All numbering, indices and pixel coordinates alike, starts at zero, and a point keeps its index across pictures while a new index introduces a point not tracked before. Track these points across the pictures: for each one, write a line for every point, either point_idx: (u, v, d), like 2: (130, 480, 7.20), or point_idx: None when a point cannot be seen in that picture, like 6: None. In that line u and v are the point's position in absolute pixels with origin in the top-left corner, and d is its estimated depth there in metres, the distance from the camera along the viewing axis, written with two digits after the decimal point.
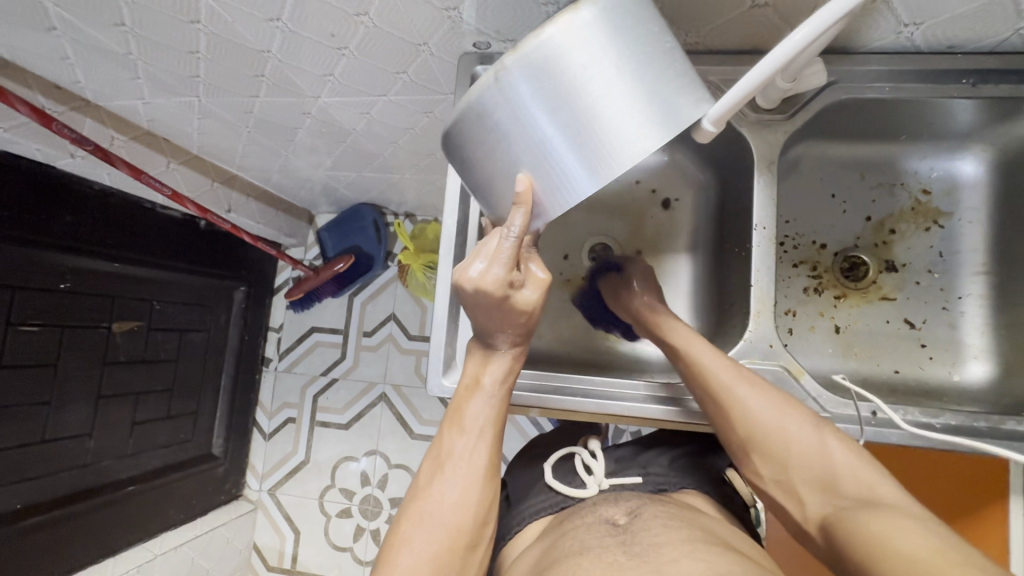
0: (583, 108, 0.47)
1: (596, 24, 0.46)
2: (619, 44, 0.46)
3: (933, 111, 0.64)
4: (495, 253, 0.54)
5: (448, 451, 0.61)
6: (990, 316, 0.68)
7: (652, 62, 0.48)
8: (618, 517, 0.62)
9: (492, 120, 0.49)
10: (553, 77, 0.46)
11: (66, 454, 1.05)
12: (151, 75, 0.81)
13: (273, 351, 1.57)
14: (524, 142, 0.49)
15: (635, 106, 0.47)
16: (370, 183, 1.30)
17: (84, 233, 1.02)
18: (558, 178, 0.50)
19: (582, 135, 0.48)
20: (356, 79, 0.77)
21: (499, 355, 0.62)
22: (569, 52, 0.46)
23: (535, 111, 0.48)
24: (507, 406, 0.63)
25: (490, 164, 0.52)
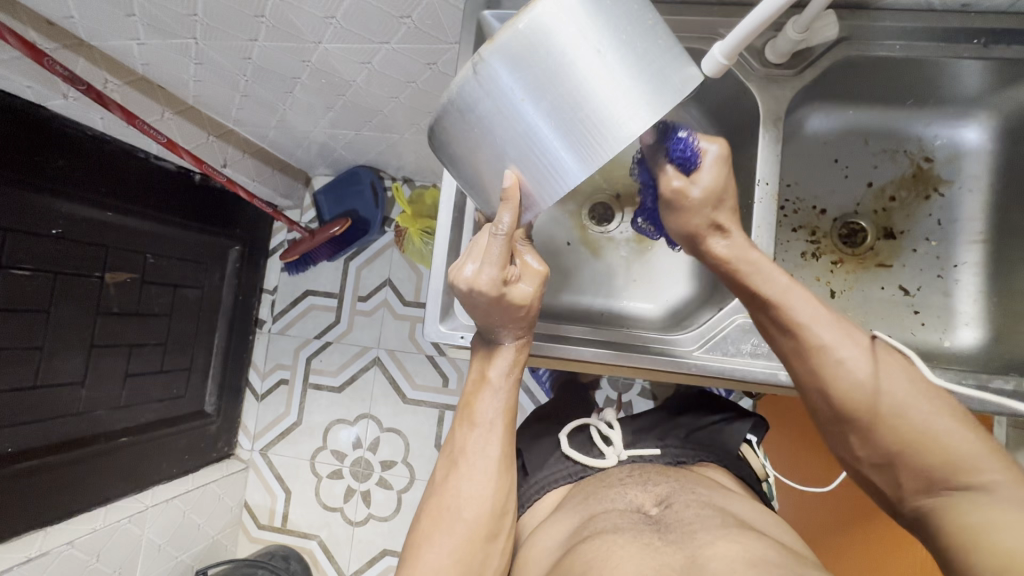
0: (563, 96, 0.48)
1: (572, 13, 0.46)
2: (596, 28, 0.47)
3: (941, 74, 0.64)
4: (490, 252, 0.56)
5: (462, 446, 0.63)
6: (984, 283, 0.69)
7: (632, 43, 0.48)
8: (650, 507, 0.62)
9: (476, 114, 0.50)
10: (531, 67, 0.47)
11: (59, 401, 1.05)
12: (148, 12, 0.79)
13: (267, 313, 1.57)
14: (508, 133, 0.50)
15: (617, 89, 0.48)
16: (369, 143, 1.28)
17: (77, 179, 1.00)
18: (545, 168, 0.51)
19: (565, 121, 0.49)
20: (358, 24, 0.75)
21: (504, 347, 0.63)
22: (546, 42, 0.47)
23: (516, 103, 0.49)
24: (517, 398, 0.64)
25: (477, 160, 0.53)
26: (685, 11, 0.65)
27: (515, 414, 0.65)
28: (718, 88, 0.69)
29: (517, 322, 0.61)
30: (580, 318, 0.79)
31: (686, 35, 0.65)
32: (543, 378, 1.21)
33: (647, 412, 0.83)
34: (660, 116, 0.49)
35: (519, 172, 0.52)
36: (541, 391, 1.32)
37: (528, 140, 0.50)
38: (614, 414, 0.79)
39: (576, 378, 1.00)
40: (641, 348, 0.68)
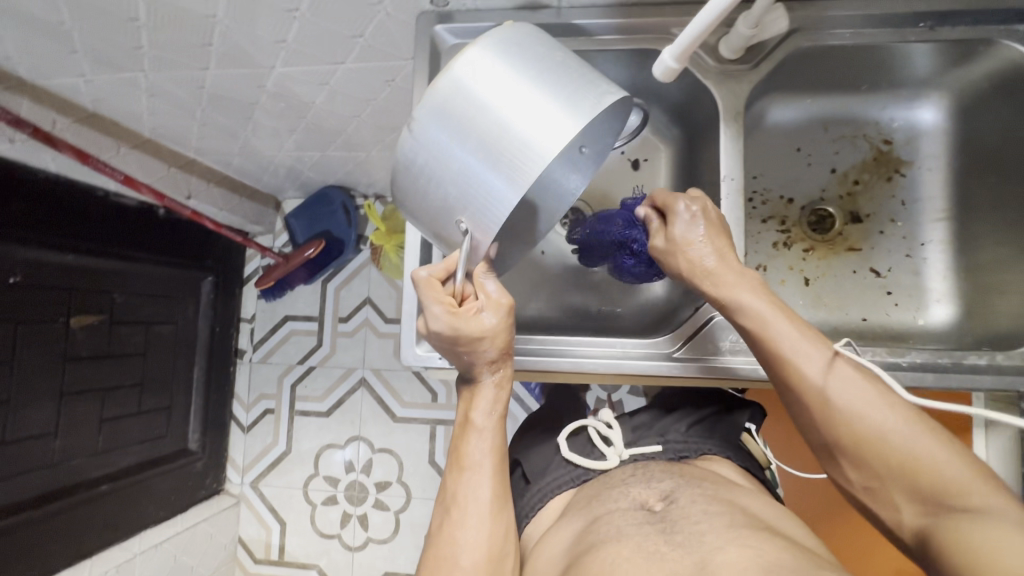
0: (491, 130, 0.50)
1: (483, 62, 0.50)
2: (511, 67, 0.50)
3: (891, 54, 0.65)
4: (438, 289, 0.58)
5: (454, 494, 0.62)
6: (951, 260, 0.70)
7: (547, 75, 0.50)
8: (654, 502, 0.61)
9: (417, 165, 0.53)
10: (457, 114, 0.50)
11: (32, 454, 1.01)
12: (89, 47, 0.76)
13: (247, 343, 1.53)
14: (446, 175, 0.52)
15: (537, 116, 0.49)
16: (336, 162, 1.25)
17: (33, 221, 0.96)
18: (485, 200, 0.51)
19: (494, 153, 0.50)
20: (311, 45, 0.73)
21: (484, 387, 0.63)
22: (463, 89, 0.50)
23: (448, 146, 0.51)
24: (504, 437, 0.64)
25: (430, 211, 0.55)
26: (639, 12, 0.65)
27: (506, 451, 0.64)
28: (679, 84, 0.69)
29: (484, 357, 0.60)
30: (561, 328, 0.79)
31: (641, 37, 0.65)
32: (533, 385, 1.20)
33: (641, 410, 0.81)
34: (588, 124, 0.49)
35: (467, 211, 0.53)
36: (530, 397, 1.32)
37: (468, 178, 0.51)
38: (612, 412, 0.76)
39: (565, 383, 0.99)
40: (621, 354, 0.67)
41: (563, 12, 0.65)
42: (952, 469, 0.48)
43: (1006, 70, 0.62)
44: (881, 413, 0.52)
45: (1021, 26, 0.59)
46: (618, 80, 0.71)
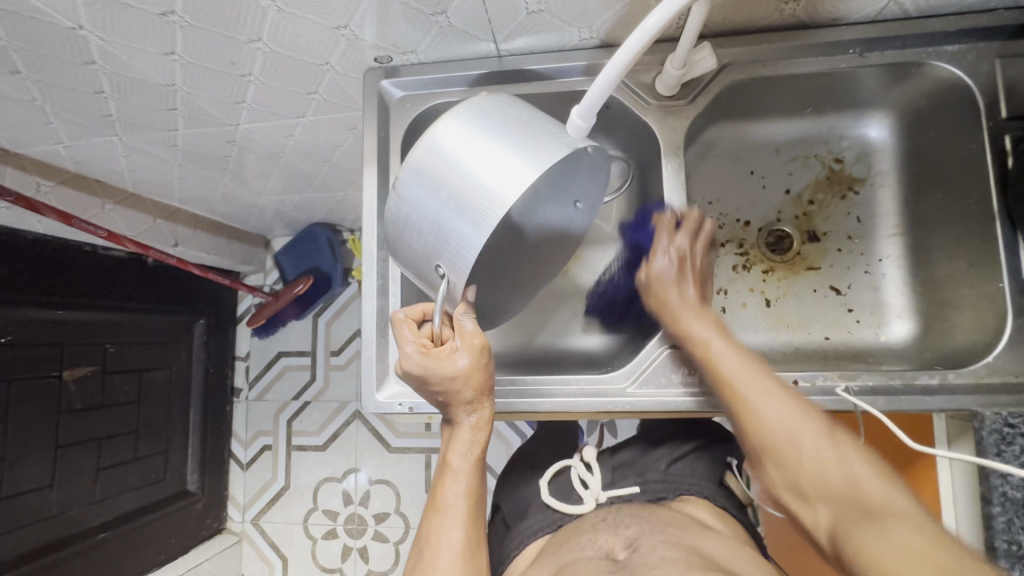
0: (458, 181, 0.51)
1: (461, 125, 0.52)
2: (479, 123, 0.51)
3: (831, 80, 0.66)
4: (413, 330, 0.60)
5: (428, 537, 0.60)
6: (908, 275, 0.70)
7: (518, 132, 0.51)
8: (619, 550, 0.58)
9: (401, 220, 0.55)
10: (431, 169, 0.52)
11: (28, 508, 1.03)
12: (63, 117, 0.79)
13: (243, 381, 1.56)
14: (424, 227, 0.53)
15: (505, 169, 0.50)
16: (317, 202, 1.28)
17: (21, 282, 0.99)
18: (458, 250, 0.52)
19: (465, 205, 0.51)
20: (270, 103, 0.76)
21: (462, 428, 0.61)
22: (439, 149, 0.52)
23: (427, 201, 0.52)
24: (481, 479, 0.62)
25: (413, 259, 0.57)
26: (578, 56, 0.66)
27: (483, 496, 0.63)
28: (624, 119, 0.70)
29: (458, 399, 0.59)
30: (525, 368, 0.76)
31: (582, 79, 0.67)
32: None
33: (627, 445, 0.80)
34: (548, 168, 0.49)
35: (443, 257, 0.53)
36: (524, 423, 1.33)
37: (443, 226, 0.52)
38: (594, 452, 0.76)
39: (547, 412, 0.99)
40: (576, 391, 0.64)
41: (505, 59, 0.67)
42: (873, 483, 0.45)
43: (941, 87, 0.62)
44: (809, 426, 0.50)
45: (950, 47, 0.60)
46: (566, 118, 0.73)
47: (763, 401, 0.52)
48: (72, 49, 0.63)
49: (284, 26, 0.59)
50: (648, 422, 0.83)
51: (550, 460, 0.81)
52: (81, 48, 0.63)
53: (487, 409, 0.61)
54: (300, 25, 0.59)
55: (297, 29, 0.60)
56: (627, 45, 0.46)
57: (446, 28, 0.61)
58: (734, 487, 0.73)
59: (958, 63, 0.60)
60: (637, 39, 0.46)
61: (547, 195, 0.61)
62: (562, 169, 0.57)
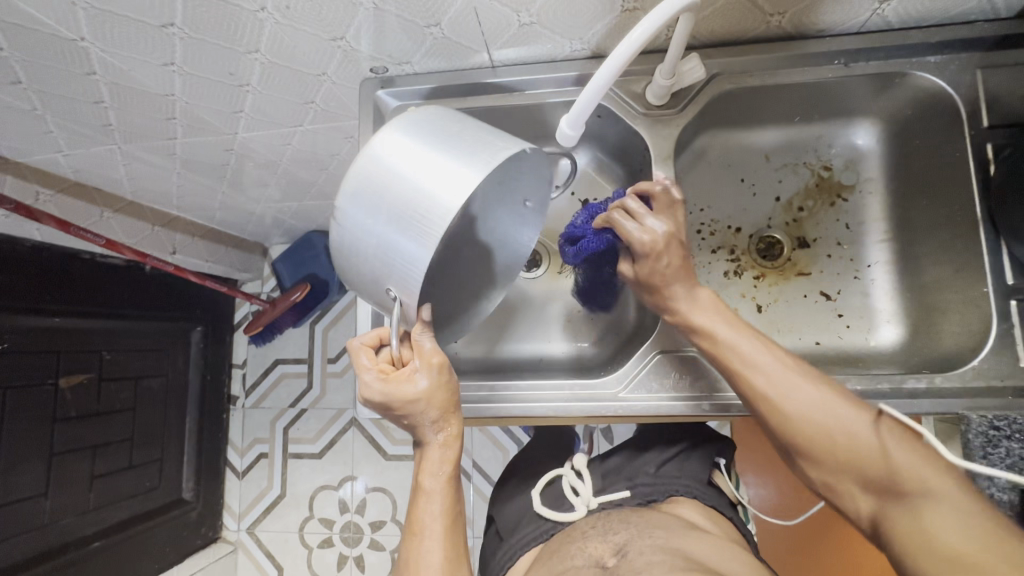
0: (396, 200, 0.51)
1: (387, 143, 0.52)
2: (410, 141, 0.52)
3: (817, 89, 0.67)
4: (371, 356, 0.59)
5: (407, 563, 0.59)
6: (896, 280, 0.71)
7: (448, 143, 0.52)
8: (608, 558, 0.59)
9: (348, 248, 0.56)
10: (366, 193, 0.52)
11: (20, 517, 1.03)
12: (63, 126, 0.81)
13: (240, 388, 1.56)
14: (371, 252, 0.54)
15: (439, 181, 0.50)
16: (314, 210, 1.29)
17: (18, 289, 1.00)
18: (405, 267, 0.53)
19: (404, 223, 0.51)
20: (268, 113, 0.77)
21: (431, 446, 0.60)
22: (370, 174, 0.52)
23: (367, 227, 0.53)
24: (457, 496, 0.61)
25: (365, 282, 0.58)
26: (570, 67, 0.68)
27: (460, 512, 0.61)
28: (615, 129, 0.71)
29: (422, 420, 0.58)
30: (519, 370, 0.76)
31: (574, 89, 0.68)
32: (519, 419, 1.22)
33: (615, 451, 0.80)
34: (485, 176, 0.50)
35: (391, 279, 0.54)
36: (520, 430, 1.34)
37: (386, 248, 0.53)
38: (585, 459, 0.76)
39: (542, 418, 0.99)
40: (569, 396, 0.64)
41: (499, 70, 0.69)
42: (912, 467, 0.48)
43: (924, 96, 0.64)
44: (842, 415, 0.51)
45: (932, 58, 0.62)
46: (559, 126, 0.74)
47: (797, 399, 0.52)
48: (74, 60, 0.64)
49: (282, 38, 0.60)
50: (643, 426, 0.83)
51: (545, 465, 0.81)
52: (82, 59, 0.64)
53: (455, 421, 0.60)
54: (297, 36, 0.60)
55: (295, 40, 0.61)
56: (614, 56, 0.48)
57: (440, 39, 0.62)
58: (724, 489, 0.75)
59: (941, 74, 0.61)
60: (623, 52, 0.48)
61: (497, 196, 0.66)
62: (503, 169, 0.61)
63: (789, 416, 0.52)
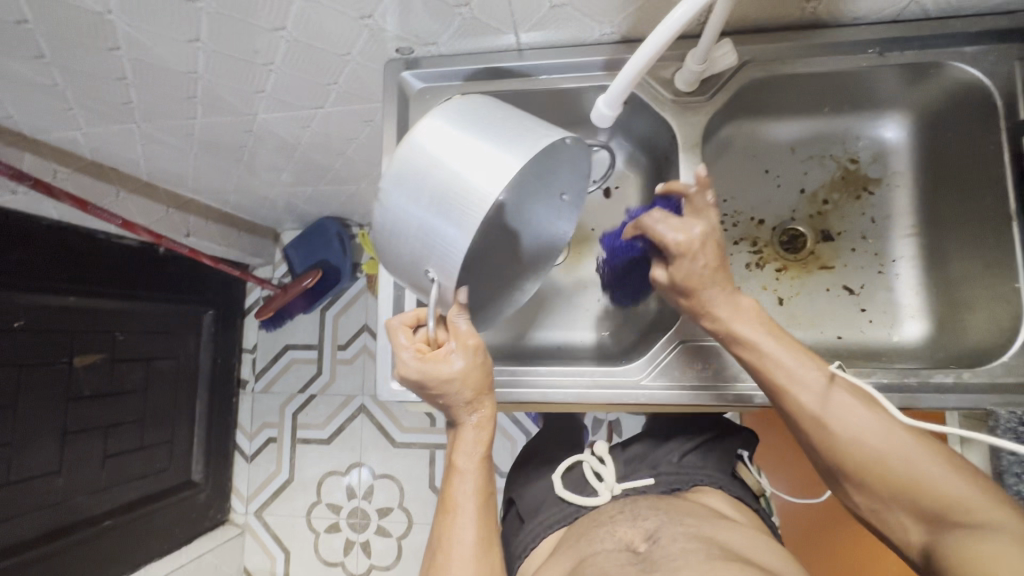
0: (440, 181, 0.51)
1: (433, 128, 0.53)
2: (457, 125, 0.53)
3: (849, 79, 0.66)
4: (409, 336, 0.60)
5: (440, 540, 0.60)
6: (921, 275, 0.71)
7: (492, 129, 0.52)
8: (638, 543, 0.59)
9: (388, 230, 0.56)
10: (411, 175, 0.53)
11: (35, 494, 1.04)
12: (84, 103, 0.80)
13: (249, 372, 1.56)
14: (411, 234, 0.54)
15: (483, 164, 0.51)
16: (328, 196, 1.29)
17: (34, 268, 1.00)
18: (444, 248, 0.52)
19: (447, 204, 0.51)
20: (289, 93, 0.77)
21: (466, 427, 0.61)
22: (415, 157, 0.52)
23: (409, 208, 0.53)
24: (490, 474, 0.62)
25: (403, 265, 0.57)
26: (598, 52, 0.67)
27: (491, 490, 0.62)
28: (640, 116, 0.71)
29: (456, 401, 0.59)
30: (538, 358, 0.76)
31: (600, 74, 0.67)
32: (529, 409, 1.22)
33: (635, 440, 0.80)
34: (529, 160, 0.50)
35: (431, 260, 0.54)
36: (529, 420, 1.34)
37: (427, 229, 0.53)
38: (606, 446, 0.75)
39: None
40: (590, 383, 0.64)
41: (525, 53, 0.68)
42: (957, 492, 0.48)
43: (958, 87, 0.63)
44: (886, 438, 0.52)
45: (969, 48, 0.60)
46: (583, 112, 0.73)
47: (836, 417, 0.54)
48: (99, 34, 0.64)
49: (309, 15, 0.60)
50: (659, 417, 0.83)
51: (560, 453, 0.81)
52: (107, 34, 0.64)
53: (490, 404, 0.61)
54: (324, 14, 0.59)
55: (322, 18, 0.60)
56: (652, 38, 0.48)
57: (468, 20, 0.62)
58: (749, 481, 0.74)
59: (978, 64, 0.60)
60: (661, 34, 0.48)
61: (534, 189, 0.64)
62: (543, 160, 0.59)
63: (835, 435, 0.53)
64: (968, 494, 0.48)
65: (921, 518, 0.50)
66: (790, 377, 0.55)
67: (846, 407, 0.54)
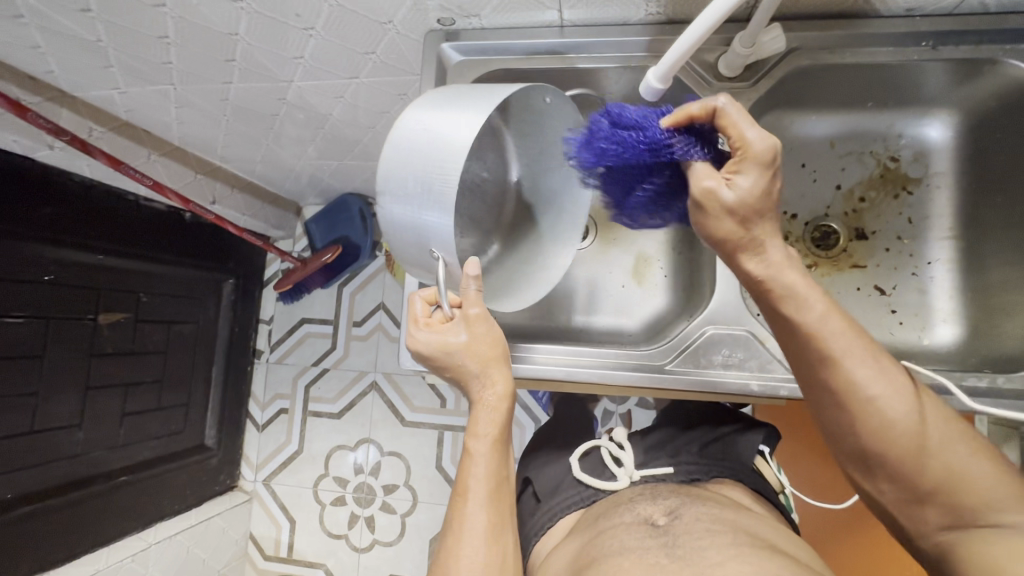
0: (418, 166, 0.54)
1: (401, 122, 0.56)
2: (438, 109, 0.55)
3: (897, 74, 0.64)
4: (424, 310, 0.62)
5: (453, 524, 0.59)
6: (958, 280, 0.70)
7: (455, 103, 0.55)
8: (658, 517, 0.60)
9: (389, 231, 0.60)
10: (391, 172, 0.56)
11: (57, 445, 1.06)
12: (124, 62, 0.81)
13: (265, 343, 1.58)
14: (409, 226, 0.58)
15: (448, 135, 0.53)
16: (353, 171, 1.29)
17: (67, 224, 1.02)
18: (437, 224, 0.56)
19: (427, 184, 0.55)
20: (327, 62, 0.77)
21: (478, 406, 0.61)
22: (390, 154, 0.56)
23: (399, 203, 0.57)
24: (502, 459, 0.61)
25: (413, 257, 0.61)
26: (641, 33, 0.66)
27: (504, 477, 0.61)
28: None
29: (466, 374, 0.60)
30: (558, 338, 0.76)
31: (641, 56, 0.67)
32: (541, 396, 1.22)
33: (655, 428, 0.80)
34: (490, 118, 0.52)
35: (431, 241, 0.57)
36: (539, 407, 1.34)
37: (419, 216, 0.56)
38: (625, 432, 0.76)
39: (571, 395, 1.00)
40: (614, 364, 0.64)
41: (566, 30, 0.67)
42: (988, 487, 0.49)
43: (1012, 87, 0.61)
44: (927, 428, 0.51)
45: None
46: (621, 95, 0.73)
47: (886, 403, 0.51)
48: None
49: None
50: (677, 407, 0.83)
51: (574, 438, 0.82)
52: None
53: (505, 383, 0.60)
54: None
55: None
56: (698, 21, 0.49)
57: None
58: (766, 476, 0.74)
59: None
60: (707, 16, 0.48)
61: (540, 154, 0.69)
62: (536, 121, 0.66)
63: (885, 421, 0.51)
64: (1001, 491, 0.48)
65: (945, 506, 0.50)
66: (845, 350, 0.52)
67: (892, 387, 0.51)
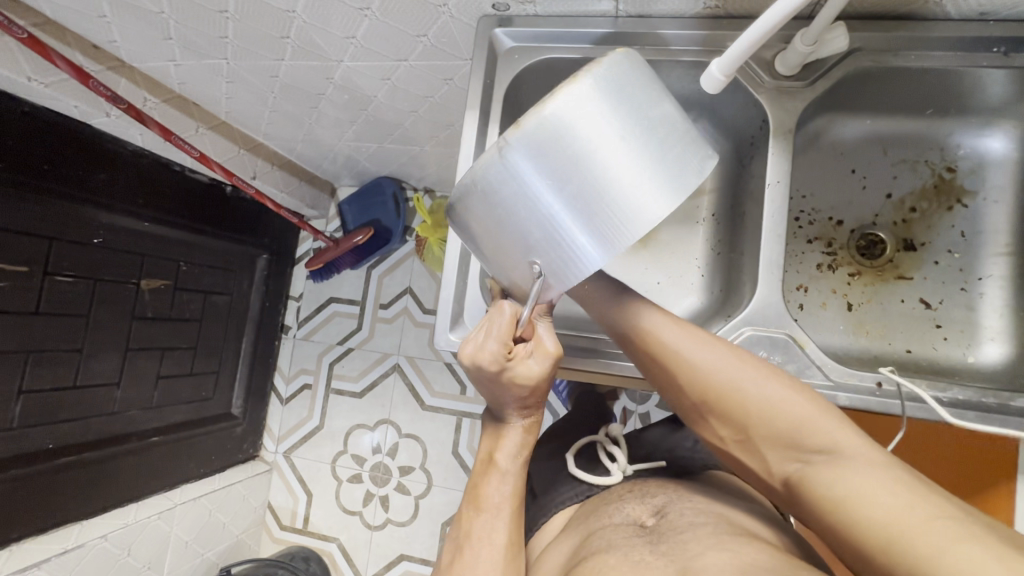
0: (585, 174, 0.46)
1: (601, 95, 0.46)
2: (621, 110, 0.47)
3: (962, 82, 0.62)
4: (504, 326, 0.54)
5: (468, 532, 0.58)
6: (1011, 298, 0.67)
7: (650, 126, 0.48)
8: (646, 518, 0.60)
9: (498, 196, 0.48)
10: (549, 140, 0.45)
11: (96, 400, 1.11)
12: (182, 35, 0.84)
13: (293, 319, 1.62)
14: (528, 219, 0.48)
15: (644, 174, 0.46)
16: (391, 155, 1.30)
17: (117, 189, 1.06)
18: (569, 253, 0.49)
19: (589, 202, 0.47)
20: (377, 43, 0.78)
21: (511, 428, 0.61)
22: (574, 124, 0.45)
23: (538, 186, 0.47)
24: (525, 478, 0.62)
25: (501, 243, 0.51)
26: (696, 26, 0.65)
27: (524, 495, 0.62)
28: (731, 100, 0.69)
29: (515, 400, 0.58)
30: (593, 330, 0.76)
31: (695, 48, 0.66)
32: (561, 389, 1.22)
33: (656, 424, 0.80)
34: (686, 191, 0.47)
35: (542, 255, 0.50)
36: (559, 401, 1.34)
37: (563, 222, 0.48)
38: (621, 427, 0.78)
39: (593, 389, 1.00)
40: None
41: (620, 21, 0.67)
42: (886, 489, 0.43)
43: None
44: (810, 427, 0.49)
45: None
46: (671, 88, 0.72)
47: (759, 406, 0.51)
48: None
49: None
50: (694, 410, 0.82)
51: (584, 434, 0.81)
52: None
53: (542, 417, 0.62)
54: None
55: None
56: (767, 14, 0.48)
57: None
58: None
59: None
60: (774, 13, 0.48)
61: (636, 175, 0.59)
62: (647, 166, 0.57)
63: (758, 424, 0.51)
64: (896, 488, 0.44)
65: (792, 456, 0.50)
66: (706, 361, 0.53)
67: (705, 344, 0.54)
